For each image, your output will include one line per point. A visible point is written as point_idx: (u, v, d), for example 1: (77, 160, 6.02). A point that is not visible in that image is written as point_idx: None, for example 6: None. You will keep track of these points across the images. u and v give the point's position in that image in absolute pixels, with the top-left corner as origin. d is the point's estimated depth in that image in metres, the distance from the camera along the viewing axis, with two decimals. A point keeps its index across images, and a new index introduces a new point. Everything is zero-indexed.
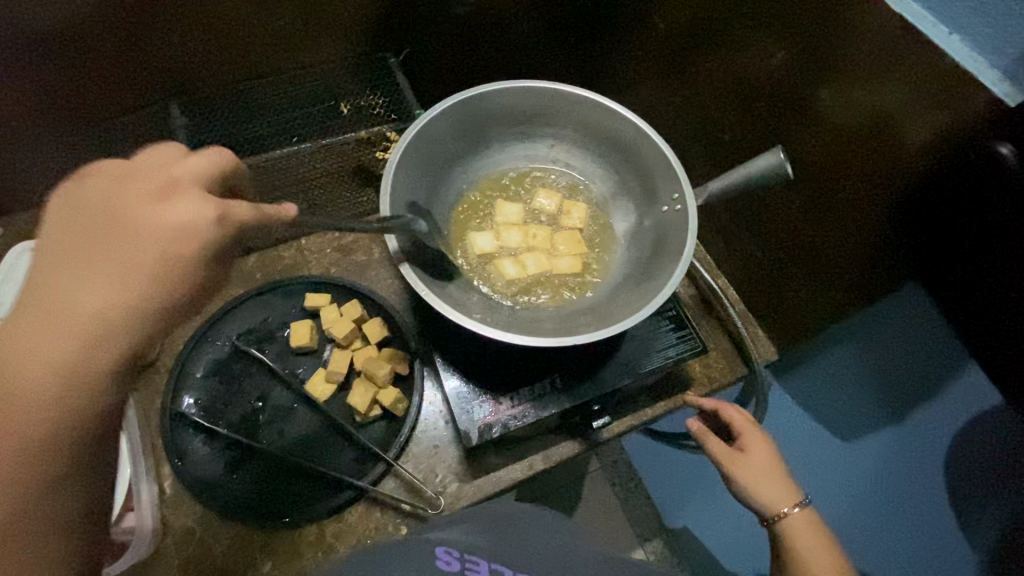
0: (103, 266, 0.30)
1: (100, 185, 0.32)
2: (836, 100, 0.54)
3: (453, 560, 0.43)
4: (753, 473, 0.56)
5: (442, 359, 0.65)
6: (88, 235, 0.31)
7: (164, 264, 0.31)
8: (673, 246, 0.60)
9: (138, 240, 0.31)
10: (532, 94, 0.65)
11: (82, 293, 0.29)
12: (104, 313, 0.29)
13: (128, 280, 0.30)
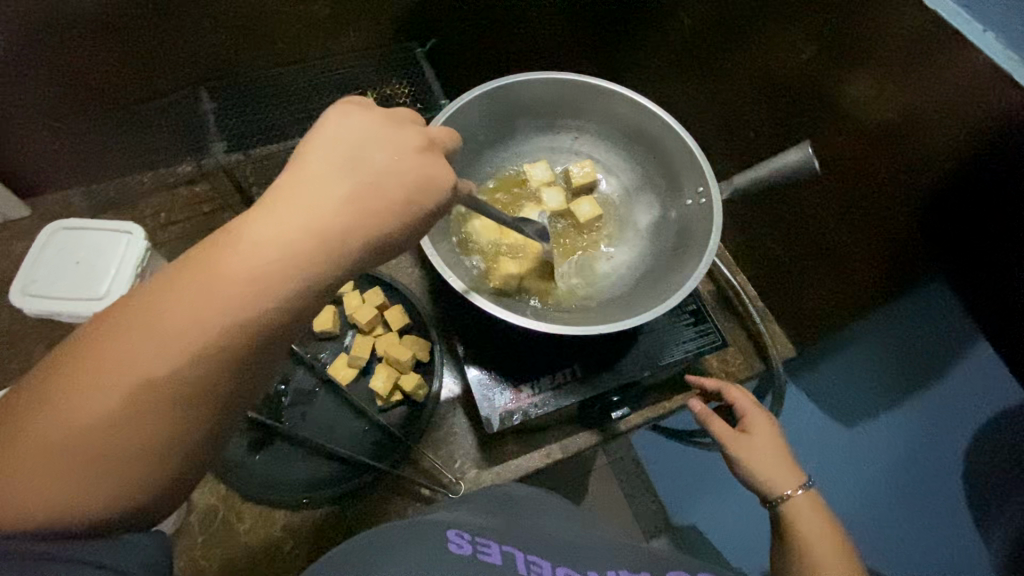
0: (347, 193, 0.35)
1: (370, 126, 0.37)
2: (867, 95, 0.55)
3: (465, 543, 0.43)
4: (755, 452, 0.57)
5: (464, 348, 0.66)
6: (340, 160, 0.35)
7: (406, 205, 0.37)
8: (697, 239, 0.61)
9: (374, 185, 0.36)
10: (559, 86, 0.65)
11: (320, 206, 0.33)
12: (330, 227, 0.33)
13: (355, 215, 0.34)
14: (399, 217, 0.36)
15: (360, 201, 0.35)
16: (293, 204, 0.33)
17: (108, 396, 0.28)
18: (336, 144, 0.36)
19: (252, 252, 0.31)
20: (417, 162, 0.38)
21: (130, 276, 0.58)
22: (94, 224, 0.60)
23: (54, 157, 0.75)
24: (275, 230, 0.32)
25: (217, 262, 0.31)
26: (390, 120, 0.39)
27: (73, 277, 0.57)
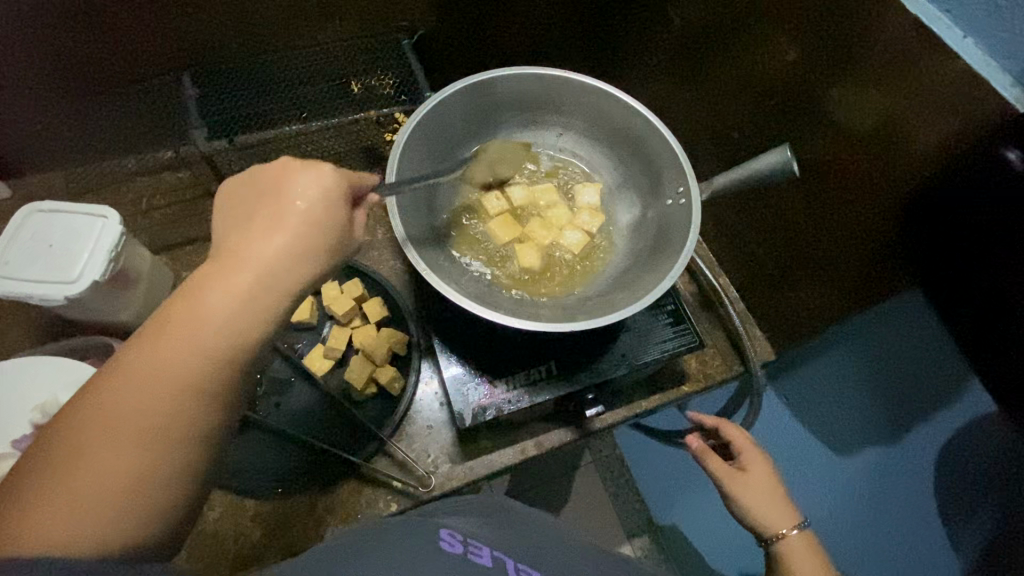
0: (259, 227, 0.38)
1: (263, 171, 0.40)
2: (848, 99, 0.54)
3: (457, 542, 0.44)
4: (751, 492, 0.57)
5: (441, 344, 0.65)
6: (256, 212, 0.38)
7: (312, 216, 0.39)
8: (675, 239, 0.60)
9: (278, 211, 0.38)
10: (543, 82, 0.65)
11: (257, 243, 0.37)
12: (278, 257, 0.37)
13: (290, 237, 0.38)
14: (315, 230, 0.39)
15: (286, 227, 0.38)
16: (237, 263, 0.36)
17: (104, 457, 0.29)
18: (256, 191, 0.39)
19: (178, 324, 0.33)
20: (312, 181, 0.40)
21: (103, 261, 0.57)
22: (70, 207, 0.59)
23: (35, 139, 0.75)
24: (230, 278, 0.35)
25: (188, 308, 0.34)
26: (294, 160, 0.41)
27: (46, 260, 0.57)
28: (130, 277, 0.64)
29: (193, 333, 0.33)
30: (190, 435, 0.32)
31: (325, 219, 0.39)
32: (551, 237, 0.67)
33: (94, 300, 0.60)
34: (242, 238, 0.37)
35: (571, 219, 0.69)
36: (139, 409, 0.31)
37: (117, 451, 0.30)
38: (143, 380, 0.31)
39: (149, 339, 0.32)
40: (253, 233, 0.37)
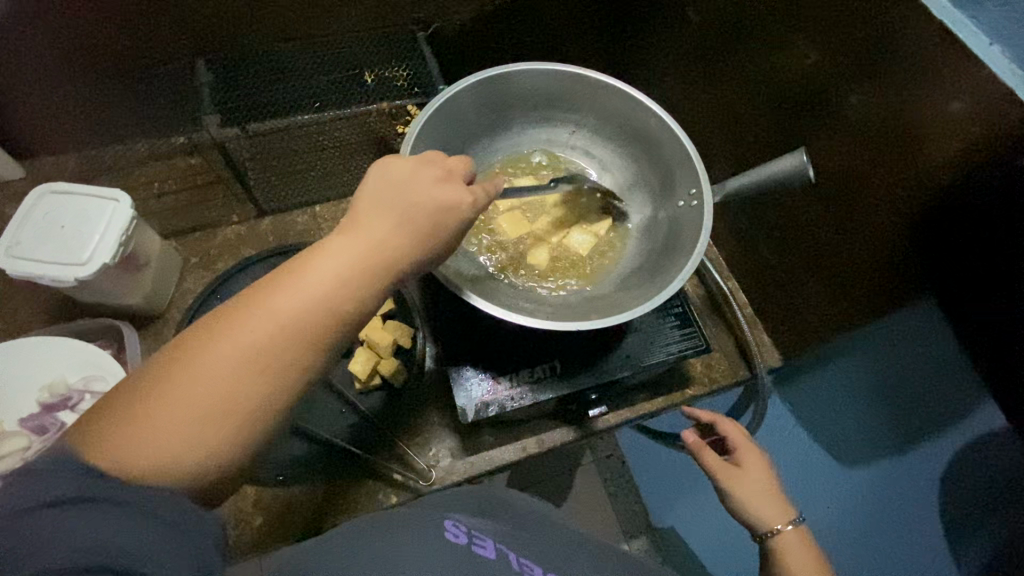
0: (383, 221, 0.39)
1: (406, 172, 0.41)
2: (866, 104, 0.53)
3: (461, 533, 0.43)
4: (748, 488, 0.56)
5: (445, 339, 0.65)
6: (384, 206, 0.40)
7: (428, 228, 0.40)
8: (685, 241, 0.60)
9: (400, 210, 0.40)
10: (558, 78, 0.64)
11: (379, 236, 0.38)
12: (383, 253, 0.38)
13: (399, 236, 0.39)
14: (423, 237, 0.40)
15: (403, 226, 0.39)
16: (344, 247, 0.37)
17: (185, 403, 0.32)
18: (383, 184, 0.40)
19: (276, 292, 0.35)
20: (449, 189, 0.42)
21: (114, 244, 0.58)
22: (83, 190, 0.60)
23: (50, 121, 0.75)
24: (332, 260, 0.36)
25: (288, 277, 0.35)
26: (435, 169, 0.42)
27: (56, 242, 0.57)
28: (139, 261, 0.65)
29: (285, 300, 0.35)
30: (257, 403, 0.33)
31: (433, 226, 0.41)
32: (563, 232, 0.68)
33: (103, 282, 0.61)
34: (362, 224, 0.39)
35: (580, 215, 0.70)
36: (221, 366, 0.33)
37: (197, 403, 0.32)
38: (234, 340, 0.33)
39: (251, 300, 0.35)
40: (379, 224, 0.39)
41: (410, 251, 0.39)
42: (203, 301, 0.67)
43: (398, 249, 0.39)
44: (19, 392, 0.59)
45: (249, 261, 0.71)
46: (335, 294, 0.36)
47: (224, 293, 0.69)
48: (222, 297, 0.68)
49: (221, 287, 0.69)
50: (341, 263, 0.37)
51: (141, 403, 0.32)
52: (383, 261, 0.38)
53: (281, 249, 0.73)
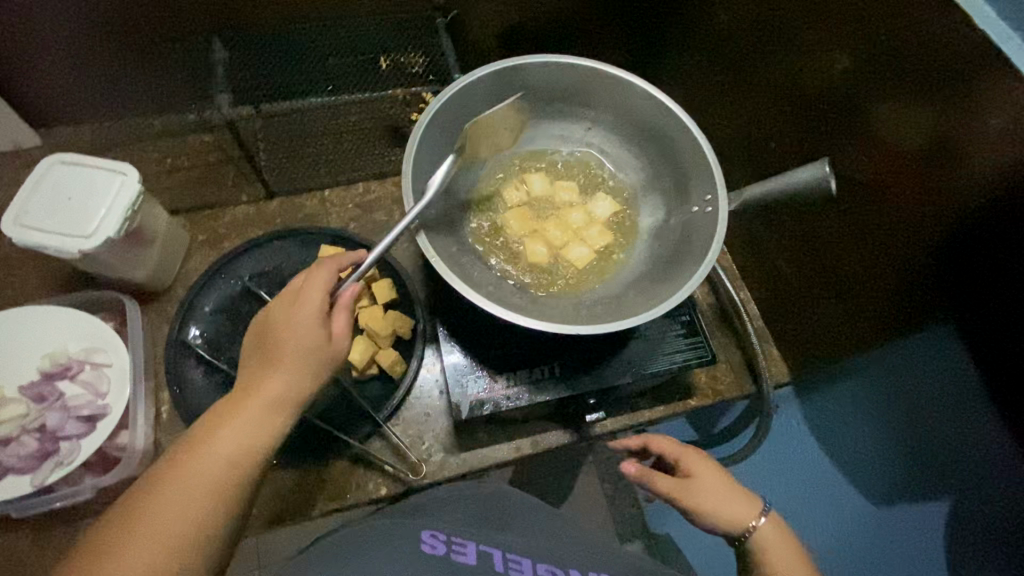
0: (278, 357, 0.46)
1: (282, 306, 0.48)
2: (897, 116, 0.51)
3: (438, 543, 0.47)
4: (708, 497, 0.53)
5: (444, 332, 0.64)
6: (271, 342, 0.47)
7: (314, 354, 0.46)
8: (696, 248, 0.58)
9: (290, 337, 0.46)
10: (576, 71, 0.62)
11: (270, 375, 0.45)
12: (283, 394, 0.45)
13: (295, 367, 0.46)
14: (317, 365, 0.47)
15: (290, 363, 0.46)
16: (250, 404, 0.44)
17: (140, 555, 0.37)
18: (263, 325, 0.48)
19: (214, 437, 0.42)
20: (319, 309, 0.47)
21: (119, 218, 0.58)
22: (91, 163, 0.60)
23: (67, 91, 0.76)
24: (246, 416, 0.44)
25: (204, 451, 0.42)
26: (298, 293, 0.48)
27: (63, 213, 0.57)
28: (145, 236, 0.65)
29: (210, 469, 0.41)
30: (214, 516, 0.40)
31: (321, 351, 0.47)
32: (566, 238, 0.64)
33: (107, 256, 0.61)
34: (260, 371, 0.46)
35: (587, 214, 0.67)
36: (180, 501, 0.39)
37: (162, 535, 0.38)
38: (183, 482, 0.40)
39: (189, 452, 0.42)
40: (271, 365, 0.46)
41: (304, 378, 0.46)
42: (206, 284, 0.70)
43: (285, 380, 0.45)
44: (20, 361, 0.59)
45: (257, 242, 0.72)
46: (258, 430, 0.44)
47: (228, 275, 0.71)
48: (226, 280, 0.70)
49: (226, 266, 0.71)
50: (232, 439, 0.43)
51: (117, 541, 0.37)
52: (284, 395, 0.45)
53: (287, 232, 0.73)
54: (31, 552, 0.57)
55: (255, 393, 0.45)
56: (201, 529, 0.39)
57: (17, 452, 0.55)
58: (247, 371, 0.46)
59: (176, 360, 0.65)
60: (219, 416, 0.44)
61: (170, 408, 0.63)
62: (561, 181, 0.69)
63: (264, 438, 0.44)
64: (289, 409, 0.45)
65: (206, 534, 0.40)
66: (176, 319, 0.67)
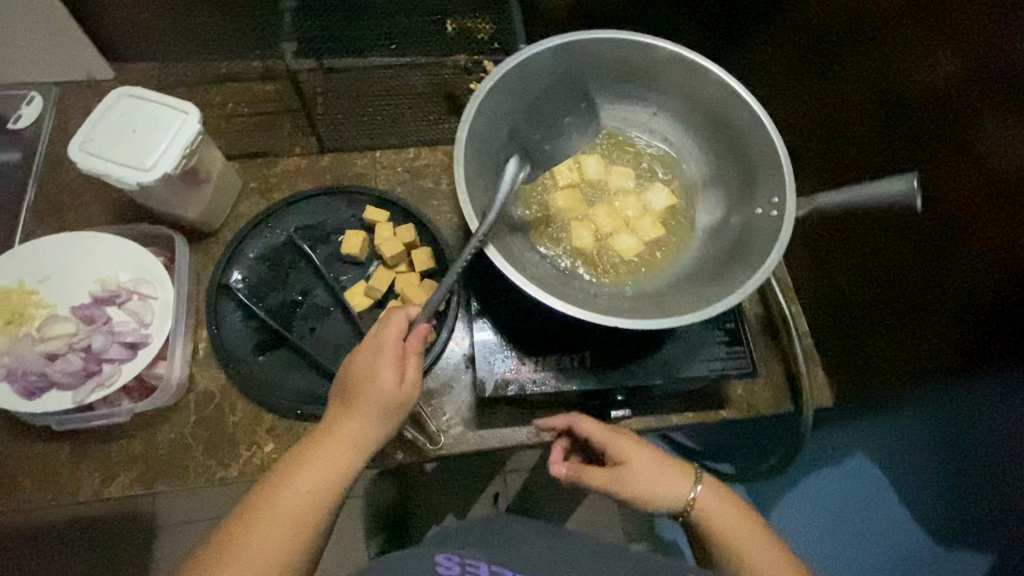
0: (357, 410, 0.52)
1: (364, 354, 0.53)
2: (1001, 133, 0.45)
3: (453, 565, 0.48)
4: (643, 478, 0.52)
5: (477, 307, 0.63)
6: (349, 394, 0.52)
7: (386, 406, 0.52)
8: (756, 252, 0.54)
9: (365, 395, 0.52)
10: (651, 53, 0.59)
11: (347, 426, 0.51)
12: (356, 440, 0.51)
13: (370, 419, 0.51)
14: (389, 415, 0.52)
15: (367, 414, 0.51)
16: (328, 452, 0.50)
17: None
18: (348, 370, 0.54)
19: (295, 480, 0.49)
20: (394, 365, 0.52)
21: (177, 155, 0.59)
22: (157, 98, 0.61)
23: (142, 27, 0.77)
24: (326, 463, 0.50)
25: (288, 493, 0.49)
26: (378, 346, 0.53)
27: (126, 144, 0.58)
28: (200, 176, 0.66)
29: (290, 510, 0.48)
30: (300, 546, 0.48)
31: (393, 402, 0.52)
32: (616, 226, 0.60)
33: (164, 191, 0.62)
34: (340, 419, 0.52)
35: (644, 202, 0.63)
36: (268, 536, 0.47)
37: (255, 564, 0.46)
38: (273, 518, 0.47)
39: (274, 493, 0.49)
40: (348, 417, 0.52)
41: (375, 426, 0.52)
42: (253, 229, 0.71)
43: (358, 430, 0.51)
44: (73, 285, 0.61)
45: (307, 195, 0.73)
46: (335, 472, 0.50)
47: (275, 224, 0.72)
48: (273, 229, 0.71)
49: (273, 216, 0.72)
50: (319, 477, 0.50)
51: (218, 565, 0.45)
52: (359, 442, 0.51)
53: (335, 189, 0.74)
54: (67, 464, 0.60)
55: (336, 435, 0.51)
56: (295, 551, 0.47)
57: (64, 368, 0.57)
58: (332, 413, 0.53)
59: (217, 301, 0.66)
60: (306, 454, 0.51)
61: (207, 346, 0.65)
62: (617, 165, 0.65)
63: (341, 480, 0.50)
64: (365, 449, 0.52)
65: (292, 562, 0.47)
66: (222, 260, 0.69)
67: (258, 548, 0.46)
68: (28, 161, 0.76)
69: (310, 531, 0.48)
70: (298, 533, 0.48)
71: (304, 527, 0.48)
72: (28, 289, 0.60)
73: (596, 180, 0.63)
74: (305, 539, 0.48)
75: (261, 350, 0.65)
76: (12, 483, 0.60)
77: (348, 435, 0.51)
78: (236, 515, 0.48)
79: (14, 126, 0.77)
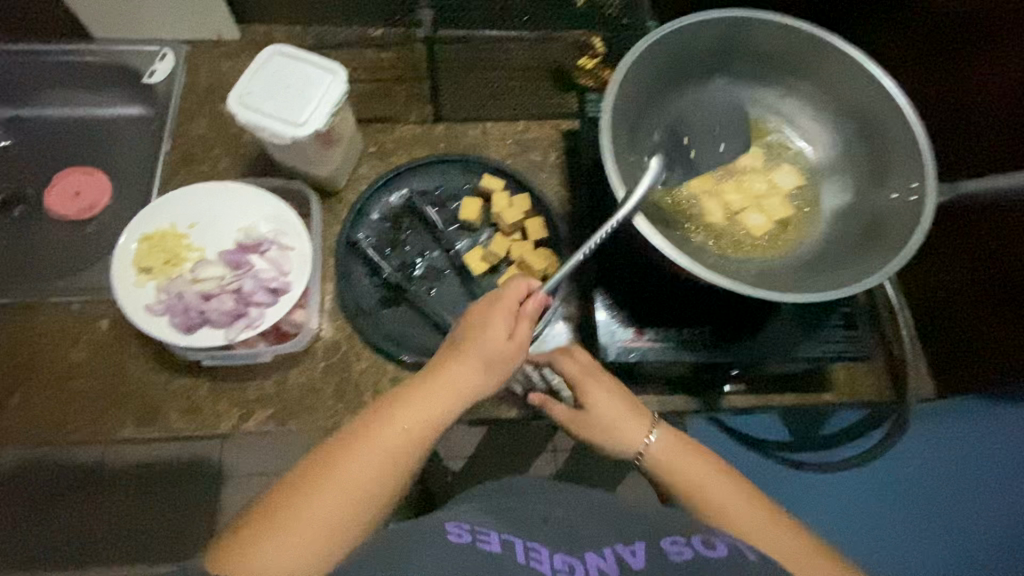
0: (458, 366, 0.48)
1: (477, 314, 0.50)
2: None
3: (465, 532, 0.40)
4: (599, 421, 0.53)
5: (597, 276, 0.65)
6: (452, 349, 0.49)
7: (488, 370, 0.48)
8: (895, 235, 0.55)
9: (471, 351, 0.48)
10: (793, 35, 0.60)
11: (446, 382, 0.47)
12: (452, 401, 0.47)
13: (468, 380, 0.48)
14: (489, 381, 0.48)
15: (468, 372, 0.48)
16: (419, 406, 0.46)
17: (305, 527, 0.40)
18: (456, 326, 0.51)
19: (377, 429, 0.44)
20: (509, 326, 0.50)
21: (327, 113, 0.62)
22: (307, 58, 0.63)
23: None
24: (414, 417, 0.45)
25: (367, 443, 0.44)
26: (494, 304, 0.50)
27: (282, 100, 0.61)
28: (336, 136, 0.68)
29: (364, 462, 0.43)
30: (368, 508, 0.42)
31: (494, 369, 0.49)
32: (746, 204, 0.62)
33: (307, 148, 0.65)
34: (437, 373, 0.48)
35: (770, 184, 0.64)
36: (337, 486, 0.42)
37: (320, 517, 0.41)
38: (349, 468, 0.43)
39: (351, 441, 0.44)
40: (448, 370, 0.48)
41: (471, 392, 0.48)
42: (376, 190, 0.73)
43: (452, 388, 0.47)
44: (219, 232, 0.65)
45: (426, 161, 0.75)
46: (420, 432, 0.45)
47: (396, 188, 0.74)
48: (394, 191, 0.74)
49: (394, 179, 0.74)
50: (404, 431, 0.45)
51: (282, 510, 0.41)
52: (453, 403, 0.47)
53: (453, 156, 0.76)
54: (208, 399, 0.65)
55: (430, 387, 0.47)
56: (362, 512, 0.42)
57: (218, 307, 0.61)
58: (429, 366, 0.49)
59: (344, 256, 0.70)
60: (393, 405, 0.46)
61: (334, 298, 0.69)
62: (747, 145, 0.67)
63: (422, 441, 0.45)
64: (456, 410, 0.47)
65: (355, 523, 0.42)
66: (348, 219, 0.72)
67: (342, 494, 0.42)
68: (161, 114, 0.79)
69: (383, 492, 0.43)
70: (370, 492, 0.43)
71: (379, 485, 0.43)
72: (180, 232, 0.64)
73: (722, 160, 0.64)
74: (374, 501, 0.43)
75: (385, 305, 0.69)
76: (158, 412, 0.64)
77: (442, 389, 0.47)
78: (310, 460, 0.44)
79: (149, 80, 0.81)
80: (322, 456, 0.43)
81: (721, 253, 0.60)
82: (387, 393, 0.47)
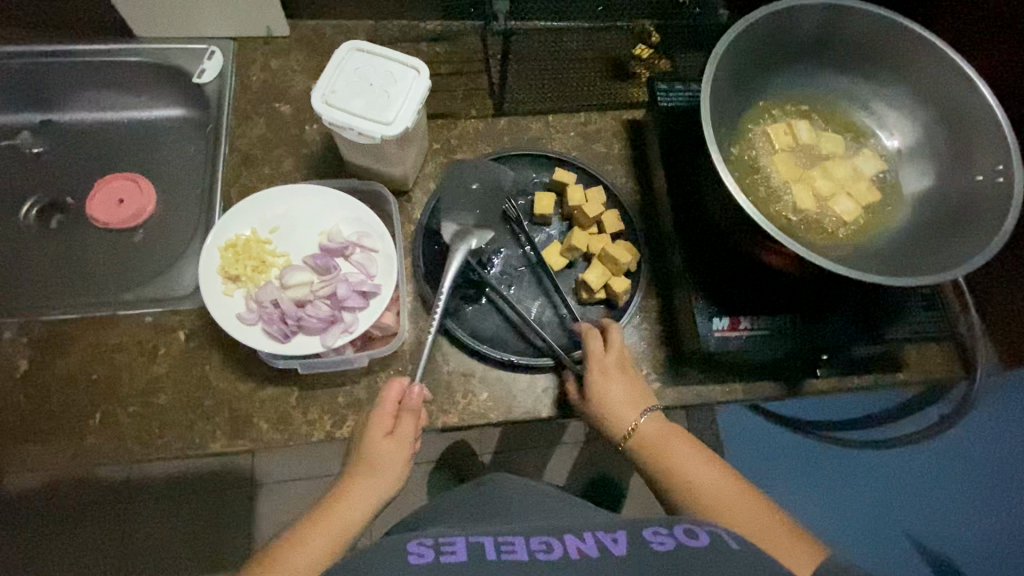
0: (385, 454, 0.53)
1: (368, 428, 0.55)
2: None
3: (426, 550, 0.42)
4: (608, 394, 0.58)
5: (686, 267, 0.65)
6: (372, 461, 0.53)
7: (404, 451, 0.54)
8: (986, 214, 0.56)
9: (390, 441, 0.54)
10: (879, 23, 0.61)
11: (377, 462, 0.53)
12: (374, 468, 0.53)
13: (395, 463, 0.54)
14: (392, 449, 0.54)
15: (395, 454, 0.54)
16: (354, 489, 0.52)
17: None
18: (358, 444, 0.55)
19: (318, 520, 0.50)
20: (414, 428, 0.55)
21: (414, 110, 0.60)
22: (387, 53, 0.62)
23: None
24: (353, 500, 0.52)
25: (316, 530, 0.49)
26: (392, 411, 0.55)
27: (367, 98, 0.60)
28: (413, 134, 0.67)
29: (313, 547, 0.48)
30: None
31: (408, 443, 0.54)
32: (834, 190, 0.63)
33: (388, 146, 0.63)
34: (371, 453, 0.53)
35: (853, 171, 0.65)
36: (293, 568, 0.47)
37: None
38: (301, 555, 0.48)
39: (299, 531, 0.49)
40: (374, 463, 0.53)
41: (384, 466, 0.53)
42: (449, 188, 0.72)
43: (373, 476, 0.53)
44: (302, 236, 0.64)
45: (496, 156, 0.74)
46: (359, 507, 0.51)
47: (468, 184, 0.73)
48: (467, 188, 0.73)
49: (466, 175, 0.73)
50: (343, 516, 0.51)
51: None
52: (378, 478, 0.53)
53: (523, 151, 0.75)
54: (296, 408, 0.62)
55: (356, 478, 0.53)
56: None
57: (311, 313, 0.59)
58: (352, 464, 0.54)
59: (425, 256, 0.69)
60: (333, 500, 0.51)
61: (417, 298, 0.67)
62: (824, 131, 0.68)
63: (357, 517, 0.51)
64: (386, 480, 0.53)
65: None
66: (424, 217, 0.70)
67: (296, 564, 0.47)
68: (213, 115, 0.76)
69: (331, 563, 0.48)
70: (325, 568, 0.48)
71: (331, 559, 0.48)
72: (263, 238, 0.63)
73: (803, 147, 0.65)
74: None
75: (467, 303, 0.68)
76: (248, 424, 0.62)
77: (368, 477, 0.52)
78: (266, 553, 0.48)
79: (199, 80, 0.77)
80: (280, 544, 0.49)
81: (814, 240, 0.61)
82: (340, 481, 0.54)
